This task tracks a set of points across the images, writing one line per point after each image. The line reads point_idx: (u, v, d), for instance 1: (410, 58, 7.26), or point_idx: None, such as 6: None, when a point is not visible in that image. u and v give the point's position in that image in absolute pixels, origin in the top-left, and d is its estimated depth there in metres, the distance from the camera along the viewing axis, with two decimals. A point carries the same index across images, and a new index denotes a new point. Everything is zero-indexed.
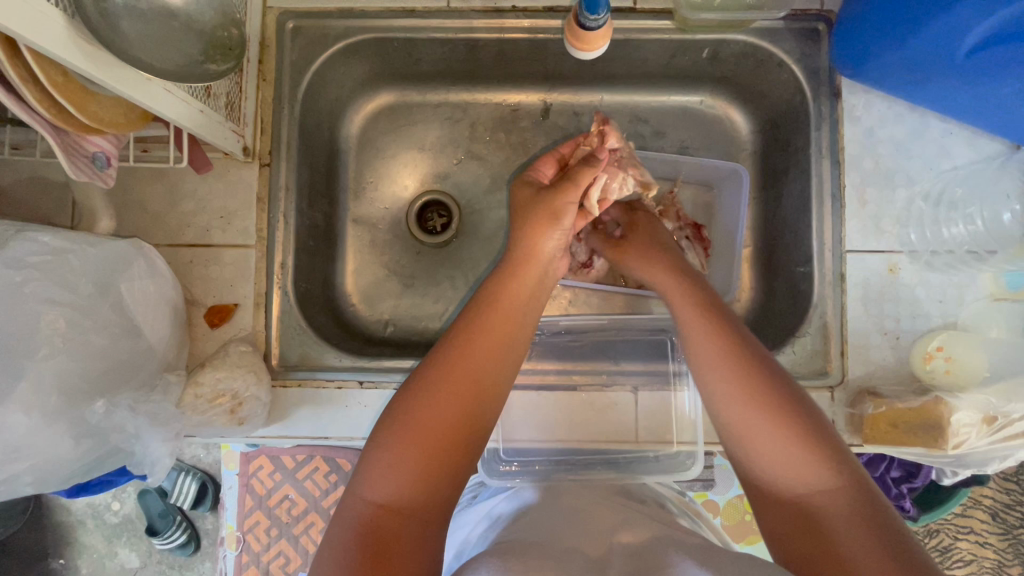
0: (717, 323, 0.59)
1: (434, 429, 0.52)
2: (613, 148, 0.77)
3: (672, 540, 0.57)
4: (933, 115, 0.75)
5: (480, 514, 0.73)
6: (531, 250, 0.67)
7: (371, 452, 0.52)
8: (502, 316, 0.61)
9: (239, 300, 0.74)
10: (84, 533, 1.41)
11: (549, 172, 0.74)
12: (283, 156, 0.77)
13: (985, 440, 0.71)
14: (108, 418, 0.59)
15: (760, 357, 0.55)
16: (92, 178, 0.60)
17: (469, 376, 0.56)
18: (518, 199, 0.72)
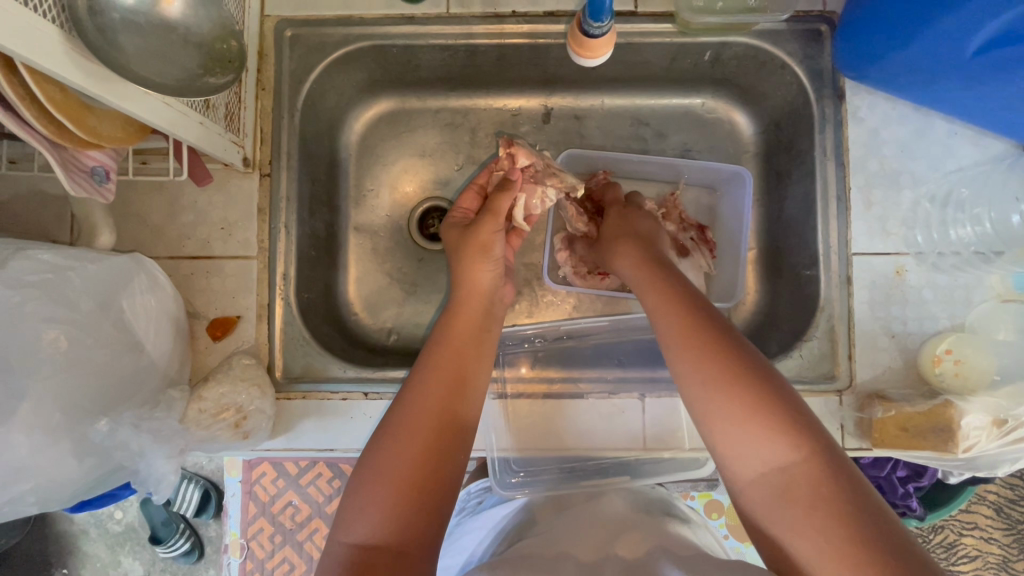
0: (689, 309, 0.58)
1: (394, 465, 0.54)
2: (525, 165, 0.80)
3: (672, 549, 0.58)
4: (939, 116, 0.74)
5: (489, 524, 0.74)
6: (471, 283, 0.71)
7: (350, 498, 0.54)
8: (451, 351, 0.64)
9: (241, 312, 0.74)
10: (87, 542, 1.41)
11: (469, 207, 0.78)
12: (283, 166, 0.76)
13: (996, 443, 0.70)
14: (112, 436, 0.59)
15: (730, 337, 0.55)
16: (93, 194, 0.59)
17: (421, 411, 0.58)
18: (449, 240, 0.76)
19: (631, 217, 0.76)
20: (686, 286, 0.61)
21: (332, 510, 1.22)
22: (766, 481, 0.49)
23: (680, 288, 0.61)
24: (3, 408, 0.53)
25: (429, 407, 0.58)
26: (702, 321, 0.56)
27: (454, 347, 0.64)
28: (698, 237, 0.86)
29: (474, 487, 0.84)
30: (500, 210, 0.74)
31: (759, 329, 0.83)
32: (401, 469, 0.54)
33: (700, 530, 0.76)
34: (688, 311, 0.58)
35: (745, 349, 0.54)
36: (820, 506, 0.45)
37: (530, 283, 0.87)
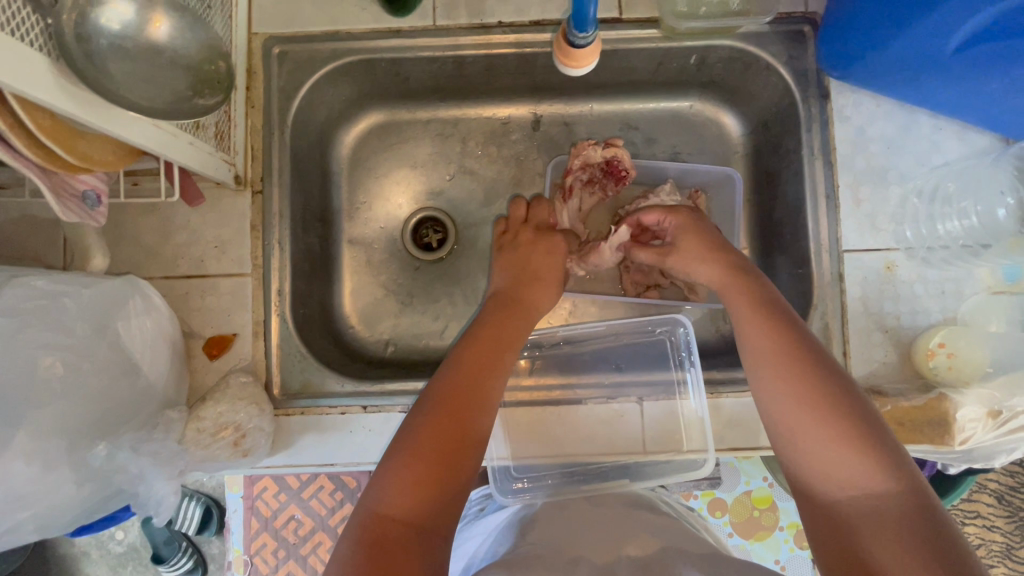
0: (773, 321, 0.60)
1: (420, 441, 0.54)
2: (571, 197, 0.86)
3: (680, 550, 0.59)
4: (923, 111, 0.75)
5: (491, 527, 0.73)
6: (522, 290, 0.73)
7: (381, 468, 0.53)
8: (481, 341, 0.64)
9: (238, 330, 0.74)
10: (88, 564, 1.39)
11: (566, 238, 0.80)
12: (275, 182, 0.77)
13: (991, 434, 0.70)
14: (110, 460, 0.58)
15: (811, 351, 0.57)
16: (84, 218, 0.60)
17: (448, 393, 0.58)
18: (537, 257, 0.77)
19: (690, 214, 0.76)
20: (783, 314, 0.61)
21: (335, 523, 1.21)
22: (846, 497, 0.50)
23: (777, 316, 0.60)
24: None
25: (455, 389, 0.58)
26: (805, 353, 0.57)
27: (485, 339, 0.65)
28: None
29: (476, 494, 0.86)
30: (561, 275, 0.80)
31: None
32: (425, 447, 0.53)
33: (704, 533, 0.75)
34: (786, 338, 0.58)
35: (847, 384, 0.55)
36: (904, 529, 0.46)
37: None
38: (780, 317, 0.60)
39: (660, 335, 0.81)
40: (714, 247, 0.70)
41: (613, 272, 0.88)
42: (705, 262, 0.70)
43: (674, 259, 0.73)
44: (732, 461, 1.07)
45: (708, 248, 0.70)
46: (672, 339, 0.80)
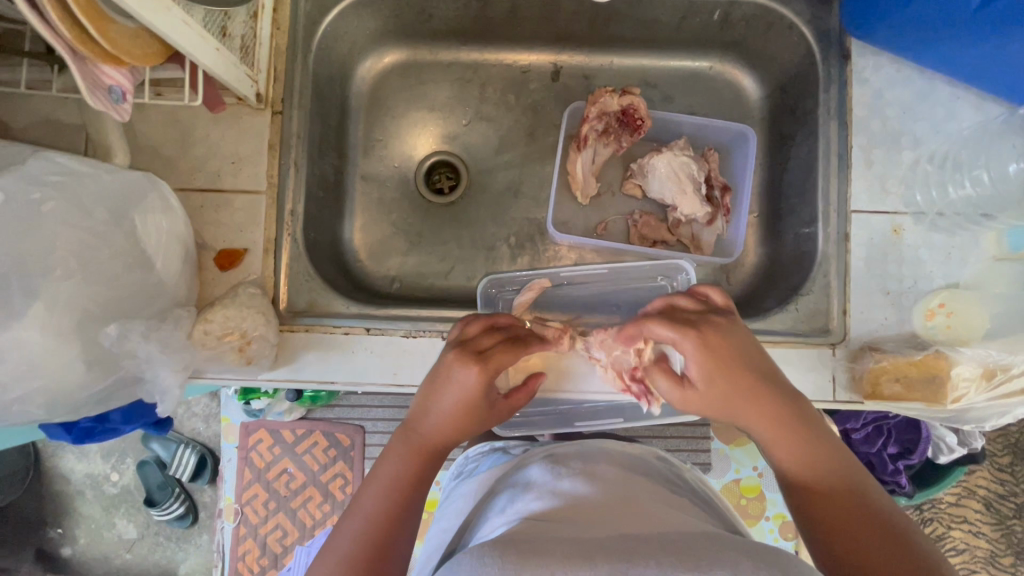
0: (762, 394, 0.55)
1: (369, 519, 0.54)
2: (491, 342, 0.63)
3: (681, 531, 0.51)
4: (942, 79, 0.75)
5: (493, 497, 0.68)
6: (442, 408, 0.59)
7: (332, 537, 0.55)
8: (413, 456, 0.58)
9: (249, 245, 0.74)
10: (81, 503, 1.45)
11: (495, 367, 0.59)
12: (295, 104, 0.78)
13: (984, 395, 0.70)
14: (121, 343, 0.59)
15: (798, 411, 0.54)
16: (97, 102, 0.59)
17: (382, 511, 0.54)
18: (445, 394, 0.58)
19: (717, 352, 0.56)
20: (807, 415, 0.55)
21: (326, 479, 1.30)
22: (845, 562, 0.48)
23: (800, 422, 0.54)
24: (17, 306, 0.53)
25: (401, 494, 0.56)
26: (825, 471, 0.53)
27: (423, 456, 0.58)
28: (719, 197, 0.87)
29: (473, 451, 0.82)
30: (502, 397, 0.63)
31: (756, 290, 0.85)
32: (378, 518, 0.54)
33: (692, 479, 0.77)
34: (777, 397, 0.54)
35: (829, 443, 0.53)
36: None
37: (534, 238, 0.91)
38: (800, 423, 0.54)
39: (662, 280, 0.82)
40: (745, 376, 0.55)
41: (620, 226, 0.91)
42: (727, 383, 0.55)
43: (711, 380, 0.55)
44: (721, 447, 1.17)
45: (737, 367, 0.55)
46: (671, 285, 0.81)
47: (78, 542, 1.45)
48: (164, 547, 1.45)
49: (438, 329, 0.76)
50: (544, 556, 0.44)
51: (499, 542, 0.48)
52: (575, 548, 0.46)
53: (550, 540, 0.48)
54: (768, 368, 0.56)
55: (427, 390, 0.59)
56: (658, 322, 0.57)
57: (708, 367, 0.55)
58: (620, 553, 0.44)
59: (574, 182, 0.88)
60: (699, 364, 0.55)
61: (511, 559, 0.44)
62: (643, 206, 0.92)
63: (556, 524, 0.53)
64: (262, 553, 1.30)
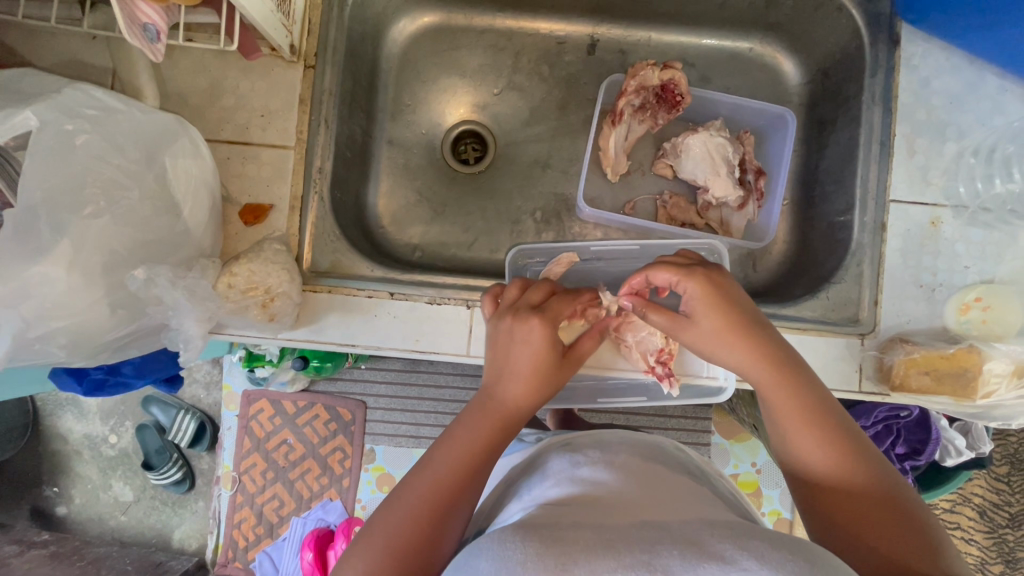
0: (778, 362, 0.54)
1: (438, 479, 0.53)
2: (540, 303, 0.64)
3: (704, 521, 0.48)
4: (991, 70, 0.73)
5: (507, 484, 0.68)
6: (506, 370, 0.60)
7: (395, 492, 0.54)
8: (490, 419, 0.57)
9: (274, 202, 0.73)
10: (79, 463, 1.44)
11: (553, 317, 0.61)
12: (328, 60, 0.76)
13: (1014, 394, 0.69)
14: (147, 288, 0.58)
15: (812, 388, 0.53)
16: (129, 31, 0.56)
17: (461, 469, 0.54)
18: (516, 354, 0.59)
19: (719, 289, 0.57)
20: (821, 393, 0.53)
21: (325, 452, 1.30)
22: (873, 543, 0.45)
23: (801, 388, 0.53)
24: (44, 241, 0.52)
25: (473, 460, 0.55)
26: (846, 448, 0.50)
27: (499, 422, 0.57)
28: (752, 180, 0.85)
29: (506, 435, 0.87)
30: (576, 356, 0.63)
31: (784, 278, 0.84)
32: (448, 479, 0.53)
33: (707, 469, 0.75)
34: (783, 367, 0.53)
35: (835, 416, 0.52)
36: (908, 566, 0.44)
37: (559, 214, 0.90)
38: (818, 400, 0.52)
39: None
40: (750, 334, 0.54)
41: (648, 206, 0.90)
42: (735, 343, 0.55)
43: (712, 323, 0.55)
44: (723, 441, 1.22)
45: (739, 330, 0.55)
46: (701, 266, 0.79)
47: (74, 501, 1.44)
48: (159, 511, 1.44)
49: (462, 297, 0.74)
50: (567, 545, 0.42)
51: (520, 526, 0.46)
52: (597, 537, 0.44)
53: (571, 528, 0.46)
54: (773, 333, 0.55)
55: (495, 363, 0.60)
56: (662, 267, 0.59)
57: (711, 309, 0.56)
58: (642, 543, 0.42)
59: (605, 159, 0.87)
60: (698, 300, 0.56)
61: (533, 547, 0.42)
62: (673, 186, 0.91)
63: (577, 514, 0.52)
64: (258, 522, 1.30)
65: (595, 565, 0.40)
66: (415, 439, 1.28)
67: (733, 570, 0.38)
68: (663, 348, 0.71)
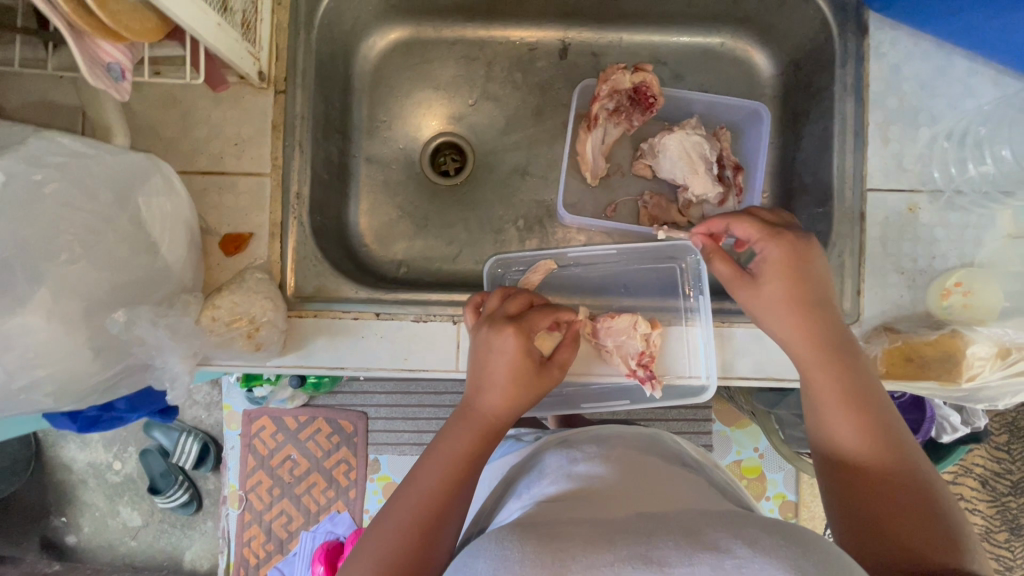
0: (830, 344, 0.56)
1: (425, 490, 0.54)
2: (513, 312, 0.65)
3: (699, 513, 0.48)
4: (960, 54, 0.74)
5: (506, 484, 0.69)
6: (480, 382, 0.60)
7: (387, 505, 0.54)
8: (472, 429, 0.58)
9: (254, 230, 0.73)
10: (86, 491, 1.44)
11: (529, 329, 0.62)
12: (298, 83, 0.75)
13: (998, 374, 0.70)
14: (128, 330, 0.58)
15: (857, 372, 0.55)
16: (99, 81, 0.57)
17: (447, 476, 0.55)
18: (491, 362, 0.60)
19: (808, 257, 0.59)
20: (870, 380, 0.55)
21: (330, 465, 1.30)
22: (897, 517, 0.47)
23: (847, 372, 0.55)
24: (21, 292, 0.52)
25: (458, 470, 0.55)
26: (881, 434, 0.52)
27: (479, 431, 0.58)
28: (730, 176, 0.85)
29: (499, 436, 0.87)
30: (552, 361, 0.64)
31: None
32: (433, 489, 0.54)
33: (704, 461, 0.75)
34: (833, 348, 0.56)
35: (878, 403, 0.54)
36: (924, 541, 0.46)
37: (542, 221, 0.90)
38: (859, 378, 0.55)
39: (672, 263, 0.79)
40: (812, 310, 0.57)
41: (629, 207, 0.90)
42: (795, 315, 0.57)
43: (778, 292, 0.58)
44: (725, 429, 1.23)
45: (806, 306, 0.57)
46: (682, 266, 0.78)
47: (83, 530, 1.45)
48: (169, 534, 1.45)
49: (448, 313, 0.75)
50: (563, 543, 0.42)
51: (518, 525, 0.47)
52: (594, 532, 0.44)
53: (569, 525, 0.46)
54: (835, 319, 0.58)
55: (473, 372, 0.61)
56: (747, 223, 0.61)
57: (782, 281, 0.58)
58: (638, 536, 0.42)
59: (582, 163, 0.86)
60: (774, 265, 0.58)
61: (529, 547, 0.42)
62: (653, 186, 0.91)
63: (575, 509, 0.52)
64: (268, 539, 1.31)
65: (592, 559, 0.40)
66: (420, 446, 1.29)
67: (727, 557, 0.38)
68: (643, 351, 0.72)
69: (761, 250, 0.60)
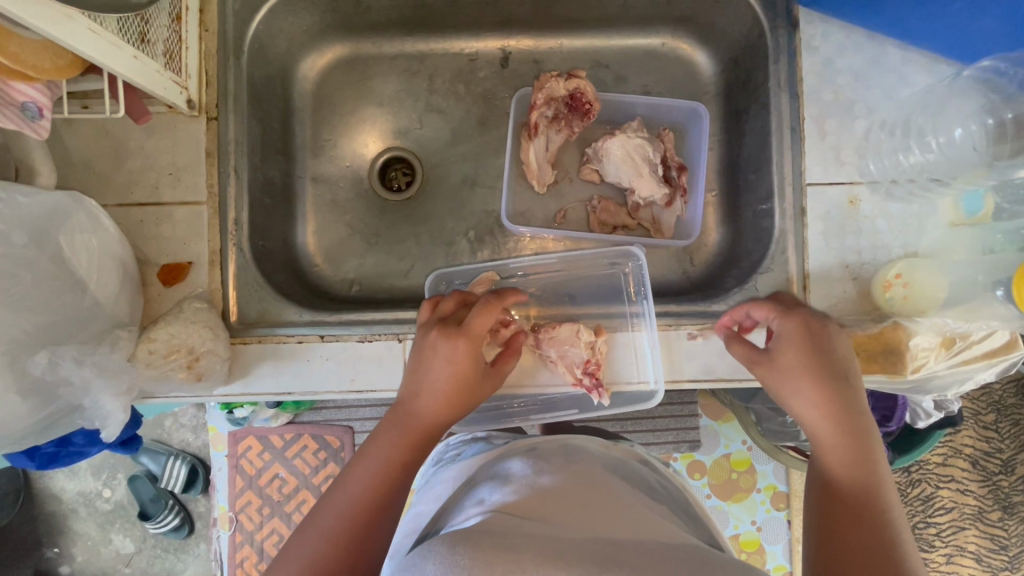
0: (840, 400, 0.56)
1: (357, 495, 0.54)
2: (461, 316, 0.65)
3: (662, 547, 0.47)
4: (892, 43, 0.73)
5: (465, 485, 0.67)
6: (423, 385, 0.60)
7: (314, 511, 0.54)
8: (406, 433, 0.58)
9: (193, 258, 0.72)
10: (76, 521, 1.44)
11: (481, 338, 0.63)
12: (231, 109, 0.75)
13: (944, 363, 0.71)
14: (53, 370, 0.58)
15: (859, 430, 0.55)
16: (17, 126, 0.58)
17: (380, 477, 0.55)
18: (437, 370, 0.60)
19: (828, 341, 0.58)
20: (871, 441, 0.55)
21: (318, 481, 1.30)
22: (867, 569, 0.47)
23: (850, 428, 0.55)
24: None
25: (390, 476, 0.55)
26: (869, 489, 0.52)
27: (416, 434, 0.58)
28: (675, 177, 0.85)
29: (454, 439, 0.80)
30: (493, 370, 0.66)
31: (720, 268, 0.84)
32: (365, 495, 0.54)
33: (671, 481, 0.74)
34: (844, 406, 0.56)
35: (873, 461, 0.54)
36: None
37: (493, 231, 0.89)
38: (865, 439, 0.55)
39: (616, 270, 0.80)
40: (835, 381, 0.57)
41: (579, 213, 0.89)
42: (809, 379, 0.57)
43: (793, 361, 0.58)
44: (711, 424, 1.22)
45: (823, 372, 0.57)
46: (625, 271, 0.79)
47: (75, 560, 1.44)
48: (162, 559, 1.44)
49: (393, 332, 0.74)
50: (516, 554, 0.42)
51: (468, 532, 0.46)
52: (549, 546, 0.44)
53: (527, 536, 0.46)
54: (855, 386, 0.57)
55: (414, 377, 0.61)
56: (761, 305, 0.65)
57: (796, 350, 0.58)
58: (594, 557, 0.42)
59: (528, 171, 0.86)
60: (789, 337, 0.60)
61: (481, 553, 0.42)
62: (601, 190, 0.90)
63: (534, 520, 0.51)
64: (260, 559, 1.30)
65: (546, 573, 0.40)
66: None
67: None
68: (588, 359, 0.73)
69: (778, 325, 0.62)
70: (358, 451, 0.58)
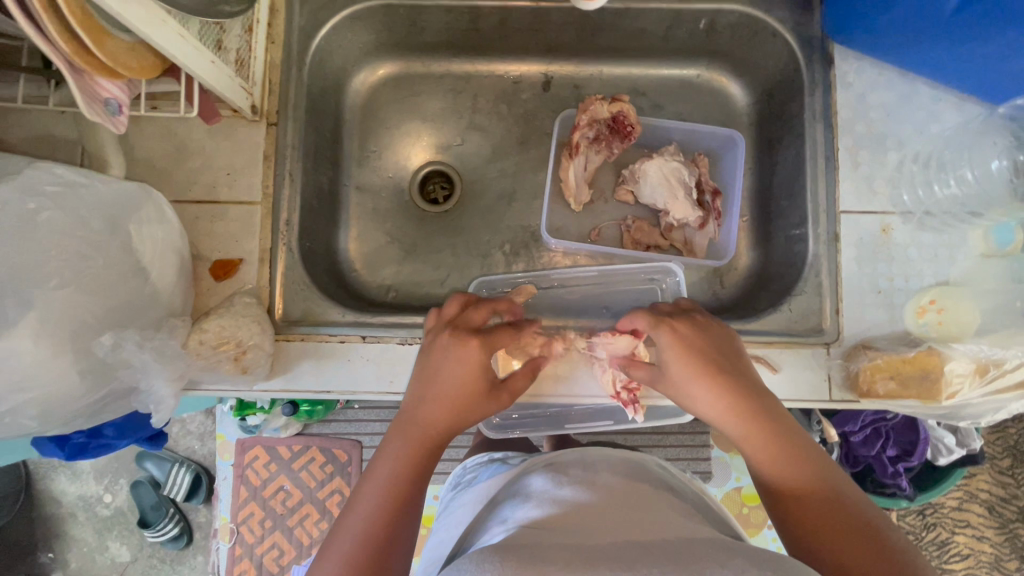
0: (742, 391, 0.57)
1: (378, 503, 0.55)
2: (475, 322, 0.66)
3: (684, 540, 0.48)
4: (923, 82, 0.77)
5: (488, 505, 0.67)
6: (432, 385, 0.60)
7: (339, 523, 0.55)
8: (415, 439, 0.59)
9: (244, 255, 0.74)
10: (74, 525, 1.42)
11: (492, 343, 0.63)
12: (290, 116, 0.79)
13: (978, 390, 0.71)
14: (115, 352, 0.60)
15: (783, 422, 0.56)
16: (102, 120, 0.60)
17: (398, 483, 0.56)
18: (446, 372, 0.61)
19: (698, 337, 0.62)
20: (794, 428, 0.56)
21: (323, 496, 1.29)
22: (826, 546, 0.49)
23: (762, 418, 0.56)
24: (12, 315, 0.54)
25: (406, 480, 0.56)
26: (809, 470, 0.53)
27: (425, 439, 0.59)
28: (709, 201, 0.88)
29: (471, 463, 0.84)
30: (506, 380, 0.66)
31: (750, 290, 0.85)
32: (386, 502, 0.55)
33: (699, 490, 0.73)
34: (739, 394, 0.57)
35: (801, 443, 0.55)
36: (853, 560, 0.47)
37: (528, 245, 0.91)
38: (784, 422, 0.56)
39: (653, 285, 0.82)
40: (716, 375, 0.58)
41: (613, 231, 0.92)
42: (705, 382, 0.58)
43: (676, 365, 0.60)
44: (722, 455, 1.21)
45: (709, 371, 0.59)
46: (662, 288, 0.82)
47: (69, 567, 1.42)
48: (158, 570, 1.42)
49: None
50: (545, 565, 0.42)
51: (500, 546, 0.46)
52: (576, 555, 0.44)
53: (549, 547, 0.46)
54: (747, 377, 0.59)
55: (422, 380, 0.61)
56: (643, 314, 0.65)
57: (672, 354, 0.61)
58: (620, 560, 0.42)
59: (566, 189, 0.89)
60: (664, 348, 0.61)
61: (510, 564, 0.42)
62: (635, 211, 0.93)
63: (557, 533, 0.51)
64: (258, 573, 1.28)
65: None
66: None
67: None
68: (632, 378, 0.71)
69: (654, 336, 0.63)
70: (372, 461, 0.59)
